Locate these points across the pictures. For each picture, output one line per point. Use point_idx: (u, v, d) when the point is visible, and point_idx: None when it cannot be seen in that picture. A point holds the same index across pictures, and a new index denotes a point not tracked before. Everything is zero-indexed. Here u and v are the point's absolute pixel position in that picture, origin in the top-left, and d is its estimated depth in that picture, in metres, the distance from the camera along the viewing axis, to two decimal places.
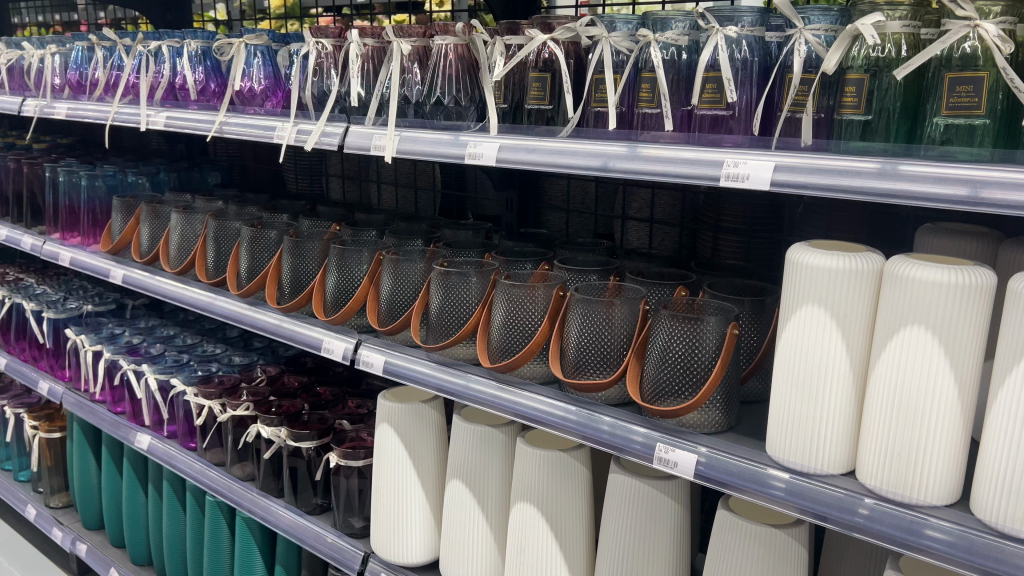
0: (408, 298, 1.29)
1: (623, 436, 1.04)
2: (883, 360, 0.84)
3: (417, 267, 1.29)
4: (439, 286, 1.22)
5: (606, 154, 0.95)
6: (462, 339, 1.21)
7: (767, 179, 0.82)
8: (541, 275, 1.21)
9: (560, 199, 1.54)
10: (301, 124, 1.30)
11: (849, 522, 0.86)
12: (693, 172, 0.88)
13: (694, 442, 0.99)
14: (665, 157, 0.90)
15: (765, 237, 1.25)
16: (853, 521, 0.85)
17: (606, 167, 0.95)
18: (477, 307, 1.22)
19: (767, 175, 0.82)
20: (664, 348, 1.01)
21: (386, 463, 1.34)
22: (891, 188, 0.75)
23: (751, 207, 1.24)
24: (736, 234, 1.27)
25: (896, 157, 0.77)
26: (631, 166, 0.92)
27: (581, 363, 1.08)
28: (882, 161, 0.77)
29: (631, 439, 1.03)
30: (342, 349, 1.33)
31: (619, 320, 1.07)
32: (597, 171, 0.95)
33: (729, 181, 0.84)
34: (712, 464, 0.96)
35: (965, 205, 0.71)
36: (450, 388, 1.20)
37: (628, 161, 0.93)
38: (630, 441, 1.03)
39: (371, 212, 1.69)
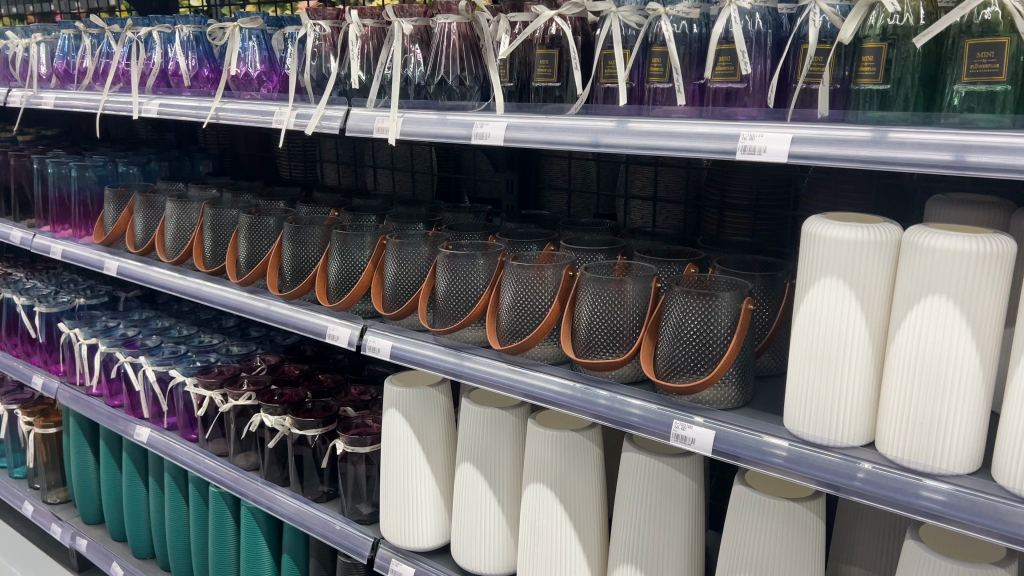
0: (413, 283, 1.28)
1: (624, 411, 1.04)
2: (903, 331, 0.84)
3: (421, 251, 1.28)
4: (444, 270, 1.21)
5: (595, 130, 0.96)
6: (470, 322, 1.20)
7: (786, 152, 0.81)
8: (547, 256, 1.21)
9: (561, 179, 1.53)
10: (299, 108, 1.28)
11: (858, 489, 0.86)
12: (708, 146, 0.87)
13: (691, 413, 1.00)
14: (677, 132, 0.90)
15: (772, 215, 1.27)
16: (853, 486, 0.87)
17: (596, 143, 0.96)
18: (484, 289, 1.21)
19: (785, 147, 0.81)
20: (679, 325, 1.01)
21: (395, 448, 1.33)
22: (890, 154, 0.75)
23: (757, 182, 1.26)
24: (743, 210, 1.27)
25: (888, 125, 0.78)
26: (622, 141, 0.93)
27: (593, 343, 1.08)
28: (874, 129, 0.77)
29: (631, 414, 1.03)
30: (347, 335, 1.32)
31: (630, 298, 1.07)
32: (588, 147, 0.96)
33: (747, 154, 0.84)
34: (715, 434, 0.97)
35: (950, 170, 0.72)
36: (457, 371, 1.19)
37: (621, 136, 0.93)
38: (629, 417, 1.03)
39: (369, 197, 1.67)
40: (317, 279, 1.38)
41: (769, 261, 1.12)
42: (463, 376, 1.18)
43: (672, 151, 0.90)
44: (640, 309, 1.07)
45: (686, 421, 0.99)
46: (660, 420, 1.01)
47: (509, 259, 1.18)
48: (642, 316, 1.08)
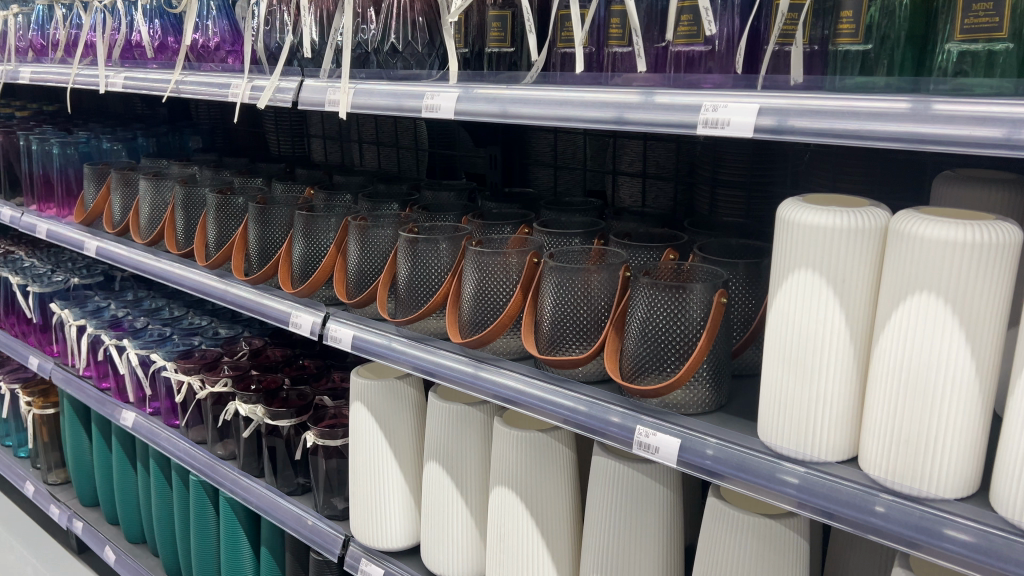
0: (373, 269, 1.19)
1: (602, 419, 0.93)
2: (888, 332, 0.72)
3: (386, 233, 1.19)
4: (405, 255, 1.12)
5: (619, 104, 0.80)
6: (432, 311, 1.10)
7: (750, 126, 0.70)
8: (519, 239, 1.11)
9: (548, 154, 1.41)
10: (256, 80, 1.19)
11: (875, 526, 0.73)
12: (666, 120, 0.76)
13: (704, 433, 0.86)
14: (634, 103, 0.79)
15: (763, 188, 1.16)
16: (872, 523, 0.73)
17: (621, 120, 0.80)
18: (446, 276, 1.11)
19: (748, 121, 0.70)
20: (645, 320, 0.90)
21: (361, 444, 1.25)
22: (933, 132, 0.61)
23: (749, 155, 1.15)
24: (737, 187, 1.17)
25: (926, 94, 0.64)
26: (647, 117, 0.77)
27: (556, 338, 0.98)
28: (915, 98, 0.63)
29: (609, 421, 0.92)
30: (310, 323, 1.24)
31: (598, 290, 0.97)
32: (612, 126, 0.80)
33: (706, 128, 0.73)
34: (693, 446, 0.85)
35: (1003, 152, 0.58)
36: (422, 365, 1.10)
37: (644, 111, 0.77)
38: (608, 424, 0.92)
39: (350, 173, 1.60)
40: (282, 263, 1.30)
41: (758, 245, 1.01)
42: (436, 373, 1.09)
43: (626, 124, 0.79)
44: (606, 299, 0.97)
45: (658, 428, 0.88)
46: (633, 429, 0.90)
47: (471, 243, 1.09)
48: (610, 307, 0.97)
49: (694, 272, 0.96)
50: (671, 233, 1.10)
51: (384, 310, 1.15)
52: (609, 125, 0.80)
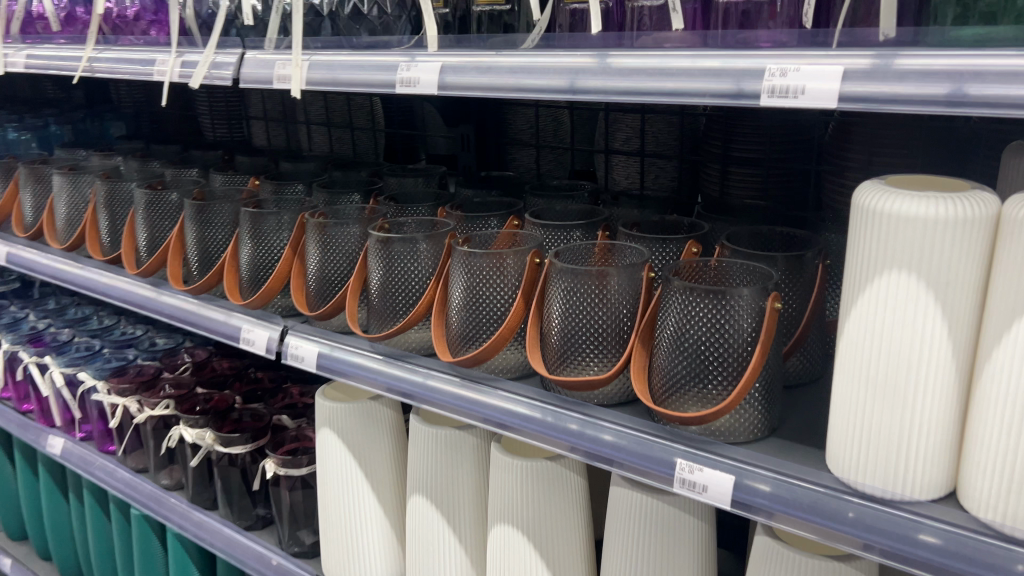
0: (336, 276, 1.02)
1: (560, 428, 0.83)
2: (1005, 346, 0.58)
3: (350, 232, 1.02)
4: (378, 259, 0.95)
5: (572, 69, 0.69)
6: (413, 324, 0.94)
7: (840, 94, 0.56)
8: (509, 235, 0.95)
9: (527, 132, 1.25)
10: (186, 54, 1.01)
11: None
12: (715, 88, 0.61)
13: (759, 467, 0.72)
14: (672, 68, 0.64)
15: (785, 167, 1.03)
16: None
17: (572, 88, 0.69)
18: (428, 282, 0.95)
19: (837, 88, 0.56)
20: (681, 333, 0.75)
21: (332, 475, 1.08)
22: (882, 89, 0.55)
23: (768, 127, 1.03)
24: (751, 164, 1.04)
25: (890, 46, 0.57)
26: (692, 86, 0.62)
27: (569, 354, 0.82)
28: (875, 52, 0.57)
29: (567, 430, 0.82)
30: (265, 340, 1.06)
31: (617, 296, 0.81)
32: (562, 94, 0.69)
33: (774, 97, 0.58)
34: (656, 455, 0.76)
35: (944, 107, 0.53)
36: (403, 388, 0.94)
37: (684, 79, 0.62)
38: (566, 433, 0.82)
39: (299, 160, 1.41)
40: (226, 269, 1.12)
41: (793, 233, 0.88)
42: (378, 382, 0.96)
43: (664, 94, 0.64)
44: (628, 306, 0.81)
45: (623, 437, 0.79)
46: (594, 439, 0.80)
47: (457, 242, 0.92)
48: (633, 316, 0.82)
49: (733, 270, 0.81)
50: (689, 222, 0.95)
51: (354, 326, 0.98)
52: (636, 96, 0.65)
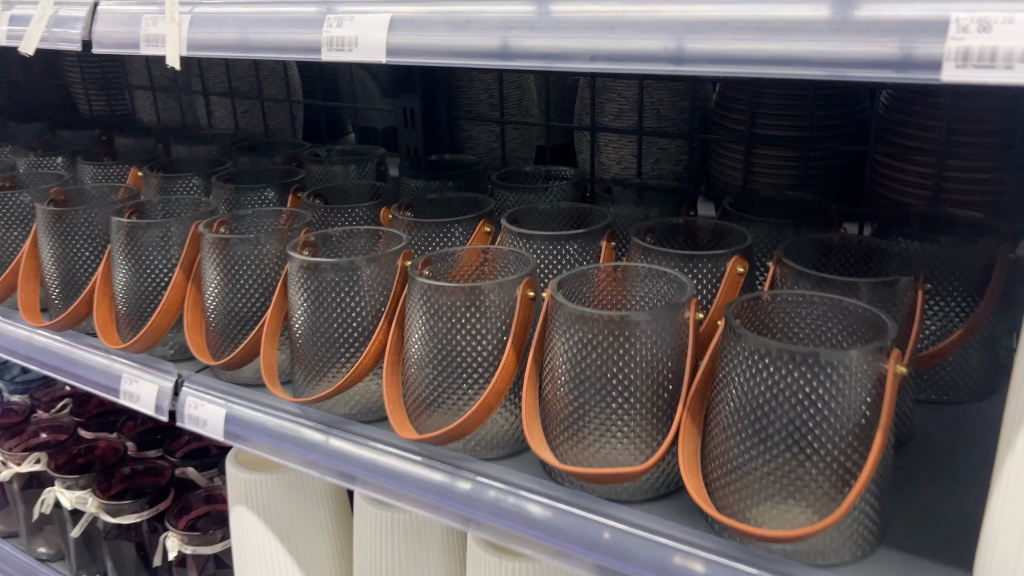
0: (244, 309, 0.75)
1: (480, 501, 0.62)
2: None
3: (261, 250, 0.74)
4: (303, 292, 0.69)
5: (506, 19, 0.51)
6: (358, 380, 0.68)
7: (933, 63, 0.38)
8: (476, 252, 0.70)
9: (487, 103, 1.02)
10: (16, 8, 0.73)
11: None
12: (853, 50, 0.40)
13: None
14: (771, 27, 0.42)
15: (830, 151, 0.81)
16: None
17: (506, 49, 0.50)
18: (375, 322, 0.69)
19: (926, 49, 0.38)
20: (762, 410, 0.51)
21: (254, 565, 0.83)
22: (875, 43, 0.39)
23: (802, 98, 0.80)
24: (782, 147, 0.82)
25: None
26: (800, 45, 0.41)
27: (589, 431, 0.58)
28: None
29: (528, 519, 0.60)
30: (153, 396, 0.79)
31: (656, 351, 0.56)
32: (495, 59, 0.51)
33: (831, 67, 0.41)
34: (583, 535, 0.57)
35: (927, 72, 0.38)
36: (347, 467, 0.68)
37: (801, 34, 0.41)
38: (528, 524, 0.59)
39: (197, 142, 1.13)
40: (95, 299, 0.83)
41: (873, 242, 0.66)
42: (242, 435, 0.73)
43: (733, 67, 0.44)
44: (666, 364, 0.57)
45: (564, 514, 0.58)
46: (515, 514, 0.60)
47: (413, 267, 0.66)
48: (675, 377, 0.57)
49: (818, 311, 0.57)
50: (717, 225, 0.74)
51: (272, 381, 0.71)
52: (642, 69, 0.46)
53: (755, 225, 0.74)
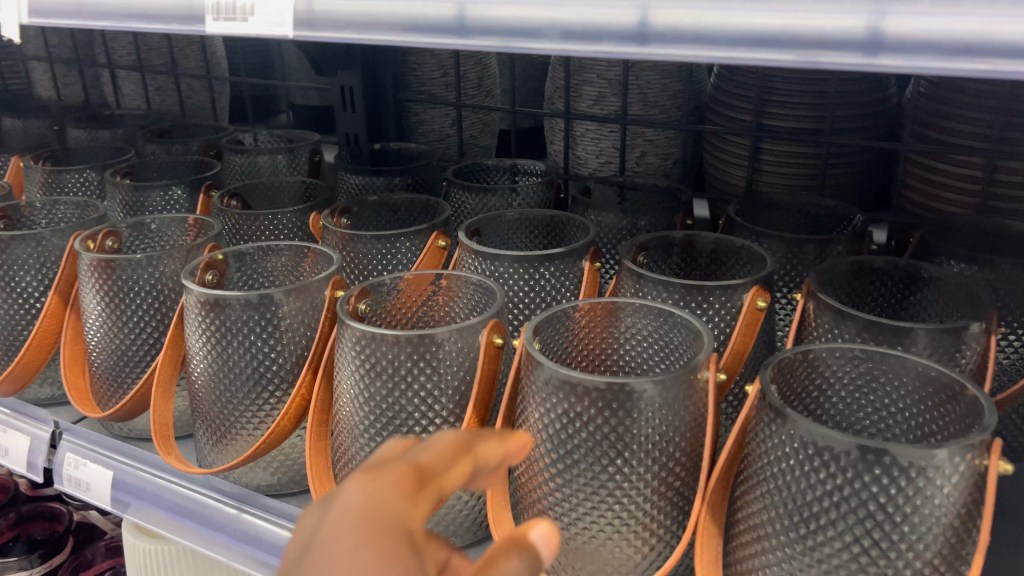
0: (131, 347, 0.60)
1: None
2: None
3: (150, 275, 0.58)
4: (205, 335, 0.53)
5: None
6: (278, 442, 0.54)
7: (908, 45, 0.30)
8: (421, 279, 0.55)
9: (441, 83, 0.87)
10: None
11: None
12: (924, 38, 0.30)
13: None
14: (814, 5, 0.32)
15: (850, 148, 0.68)
16: None
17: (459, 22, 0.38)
18: (299, 370, 0.54)
19: (900, 26, 0.31)
20: (817, 515, 0.38)
21: None
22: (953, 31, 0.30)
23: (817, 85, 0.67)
24: (792, 142, 0.69)
25: None
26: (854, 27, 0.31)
27: (576, 528, 0.44)
28: None
29: None
30: (28, 451, 0.64)
31: (667, 427, 0.43)
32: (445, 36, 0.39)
33: (801, 47, 0.32)
34: None
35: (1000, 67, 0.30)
36: (262, 557, 0.54)
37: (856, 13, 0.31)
38: None
39: (99, 125, 0.96)
40: None
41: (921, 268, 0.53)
42: (131, 501, 0.60)
43: (751, 55, 0.33)
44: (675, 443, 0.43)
45: None
46: None
47: (346, 304, 0.51)
48: (686, 458, 0.44)
49: (879, 369, 0.43)
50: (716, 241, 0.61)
51: (165, 445, 0.56)
52: (590, 46, 0.36)
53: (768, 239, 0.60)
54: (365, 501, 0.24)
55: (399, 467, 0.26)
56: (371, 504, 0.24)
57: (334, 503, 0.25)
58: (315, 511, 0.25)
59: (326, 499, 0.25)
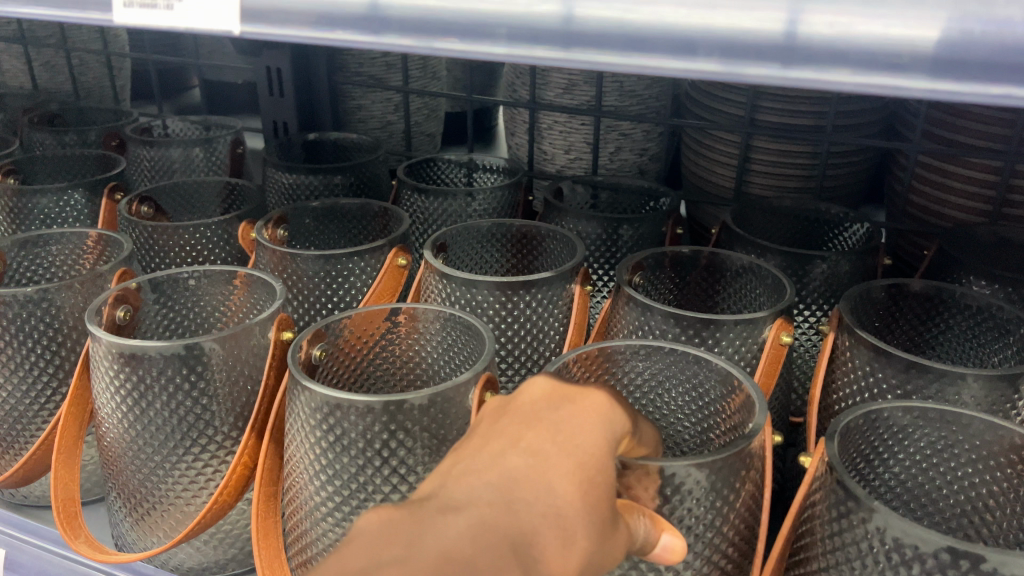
0: (21, 400, 0.48)
1: None
2: None
3: (40, 316, 0.47)
4: (112, 391, 0.43)
5: None
6: (211, 521, 0.43)
7: (822, 53, 0.23)
8: (383, 313, 0.45)
9: (383, 66, 0.77)
10: None
11: None
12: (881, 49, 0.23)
13: None
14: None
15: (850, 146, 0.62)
16: None
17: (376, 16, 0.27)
18: (242, 431, 0.44)
19: (818, 28, 0.23)
20: None
21: None
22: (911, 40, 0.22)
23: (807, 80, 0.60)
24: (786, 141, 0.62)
25: None
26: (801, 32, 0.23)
27: None
28: None
29: None
30: None
31: (713, 516, 0.35)
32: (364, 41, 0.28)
33: (715, 54, 0.24)
34: None
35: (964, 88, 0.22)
36: None
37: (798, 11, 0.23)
38: None
39: None
40: None
41: (945, 286, 0.47)
42: None
43: (677, 63, 0.25)
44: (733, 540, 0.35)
45: None
46: None
47: (300, 351, 0.42)
48: (733, 546, 0.36)
49: (951, 432, 0.37)
50: (709, 255, 0.53)
51: (70, 527, 0.45)
52: (479, 52, 0.27)
53: (774, 255, 0.53)
54: (603, 406, 0.28)
55: (623, 406, 0.29)
56: (603, 417, 0.27)
57: (568, 397, 0.28)
58: (556, 389, 0.28)
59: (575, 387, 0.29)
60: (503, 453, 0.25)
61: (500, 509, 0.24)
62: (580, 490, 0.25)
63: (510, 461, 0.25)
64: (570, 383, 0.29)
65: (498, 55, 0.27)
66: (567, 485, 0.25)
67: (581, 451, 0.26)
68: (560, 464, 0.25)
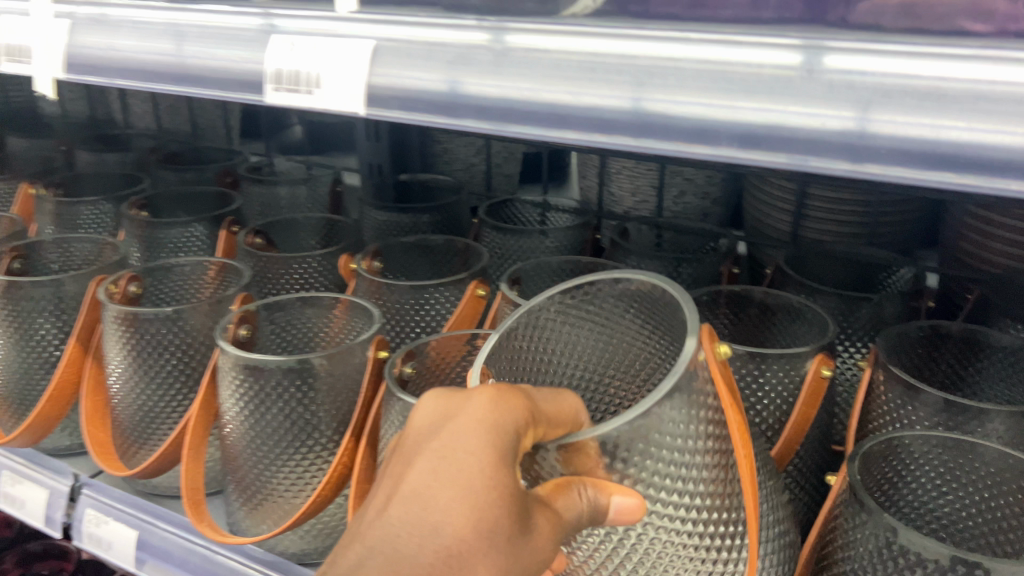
0: (157, 404, 0.57)
1: None
2: None
3: (179, 333, 0.55)
4: (237, 396, 0.51)
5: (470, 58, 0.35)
6: (313, 511, 0.51)
7: (892, 148, 0.26)
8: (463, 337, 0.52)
9: None
10: None
11: None
12: (949, 149, 0.26)
13: None
14: (818, 102, 0.27)
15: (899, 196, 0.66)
16: None
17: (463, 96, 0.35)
18: (342, 436, 0.51)
19: (886, 129, 0.26)
20: None
21: None
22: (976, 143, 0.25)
23: None
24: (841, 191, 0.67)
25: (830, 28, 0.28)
26: (875, 134, 0.27)
27: None
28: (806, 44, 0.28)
29: None
30: (44, 505, 0.63)
31: None
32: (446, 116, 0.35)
33: (788, 147, 0.28)
34: None
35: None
36: None
37: (872, 117, 0.26)
38: None
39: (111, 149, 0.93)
40: None
41: (978, 330, 0.52)
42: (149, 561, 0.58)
43: (762, 151, 0.29)
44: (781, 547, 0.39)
45: None
46: None
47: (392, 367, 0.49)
48: None
49: (964, 459, 0.41)
50: (764, 293, 0.58)
51: (197, 512, 0.53)
52: (554, 135, 0.33)
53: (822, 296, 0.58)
54: (489, 411, 0.29)
55: (515, 393, 0.30)
56: (486, 426, 0.29)
57: (456, 415, 0.30)
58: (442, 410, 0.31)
59: (465, 395, 0.31)
60: (398, 501, 0.29)
61: (394, 566, 0.27)
62: (471, 516, 0.27)
63: (405, 509, 0.28)
64: (464, 393, 0.31)
65: (572, 138, 0.33)
66: (450, 524, 0.27)
67: (459, 482, 0.28)
68: (444, 504, 0.28)
